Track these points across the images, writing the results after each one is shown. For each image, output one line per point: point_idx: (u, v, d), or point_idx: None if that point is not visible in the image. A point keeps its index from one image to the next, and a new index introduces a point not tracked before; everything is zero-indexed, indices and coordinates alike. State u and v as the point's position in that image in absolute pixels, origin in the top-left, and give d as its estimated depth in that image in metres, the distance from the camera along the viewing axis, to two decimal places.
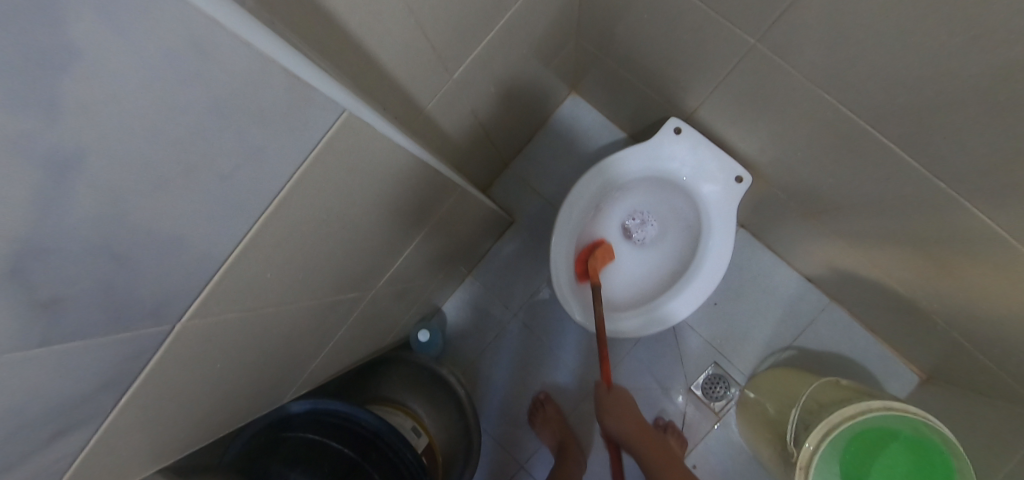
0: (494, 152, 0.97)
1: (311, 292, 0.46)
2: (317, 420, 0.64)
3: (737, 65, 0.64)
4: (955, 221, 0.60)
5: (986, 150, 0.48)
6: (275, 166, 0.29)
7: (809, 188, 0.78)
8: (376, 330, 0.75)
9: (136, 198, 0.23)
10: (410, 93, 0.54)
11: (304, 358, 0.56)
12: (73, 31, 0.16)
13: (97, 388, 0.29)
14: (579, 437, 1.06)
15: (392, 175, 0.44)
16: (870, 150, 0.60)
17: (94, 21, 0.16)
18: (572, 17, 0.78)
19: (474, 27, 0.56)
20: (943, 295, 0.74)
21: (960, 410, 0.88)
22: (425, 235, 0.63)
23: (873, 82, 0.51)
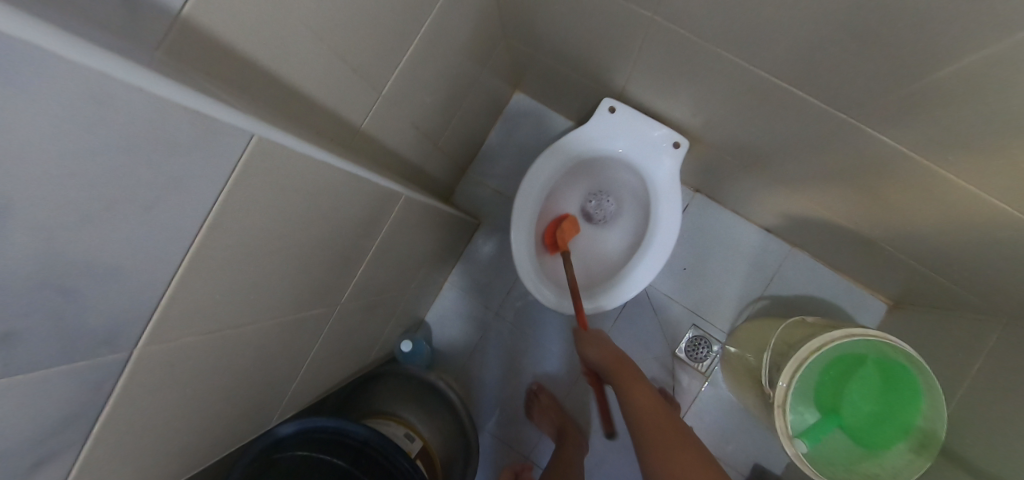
0: (448, 159, 1.01)
1: (271, 312, 0.49)
2: (307, 438, 0.66)
3: (647, 40, 0.69)
4: (870, 149, 0.64)
5: (867, 81, 0.52)
6: (196, 192, 0.32)
7: (744, 144, 0.83)
8: (356, 345, 0.78)
9: (66, 234, 0.25)
10: (343, 114, 0.57)
11: (282, 378, 0.59)
12: None
13: (66, 418, 0.32)
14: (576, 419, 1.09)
15: (328, 190, 0.47)
16: (780, 97, 0.65)
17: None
18: (495, 21, 0.82)
19: (393, 45, 0.59)
20: (886, 221, 0.78)
21: (930, 330, 0.92)
22: (384, 247, 0.66)
23: (760, 35, 0.55)
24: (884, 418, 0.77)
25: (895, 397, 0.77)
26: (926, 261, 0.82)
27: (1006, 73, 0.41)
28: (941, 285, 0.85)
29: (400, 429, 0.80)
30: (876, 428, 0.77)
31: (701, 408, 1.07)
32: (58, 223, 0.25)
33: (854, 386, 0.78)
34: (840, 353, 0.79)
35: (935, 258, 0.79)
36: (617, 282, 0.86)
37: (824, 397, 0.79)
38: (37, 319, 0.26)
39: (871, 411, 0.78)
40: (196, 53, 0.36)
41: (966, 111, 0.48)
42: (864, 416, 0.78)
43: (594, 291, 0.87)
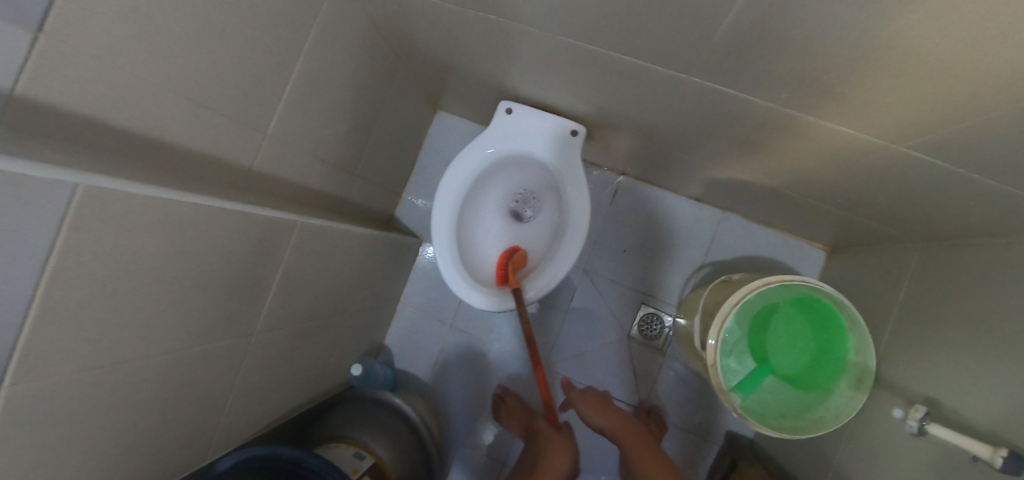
0: (375, 186, 1.06)
1: (166, 346, 0.52)
2: (243, 468, 0.67)
3: (515, 42, 0.73)
4: (728, 105, 0.67)
5: (689, 43, 0.56)
6: (24, 242, 0.34)
7: (637, 122, 0.87)
8: (298, 374, 0.81)
9: None
10: (227, 158, 0.62)
11: (206, 412, 0.62)
12: None
13: None
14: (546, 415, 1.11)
15: (200, 226, 0.51)
16: (638, 72, 0.68)
17: None
18: (385, 50, 0.87)
19: (265, 87, 0.64)
20: (782, 168, 0.80)
21: (860, 268, 0.93)
22: (295, 274, 0.70)
23: (589, 18, 0.59)
24: (823, 367, 0.79)
25: (836, 346, 0.78)
26: (835, 202, 0.84)
27: (780, 12, 0.45)
28: (858, 222, 0.87)
29: (349, 450, 0.83)
30: (813, 377, 0.79)
31: (664, 382, 1.11)
32: None
33: (783, 340, 0.82)
34: (763, 308, 0.83)
35: (838, 196, 0.81)
36: (539, 276, 0.89)
37: (756, 352, 0.84)
38: None
39: (807, 363, 0.80)
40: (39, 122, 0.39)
41: (774, 54, 0.51)
42: (797, 370, 0.81)
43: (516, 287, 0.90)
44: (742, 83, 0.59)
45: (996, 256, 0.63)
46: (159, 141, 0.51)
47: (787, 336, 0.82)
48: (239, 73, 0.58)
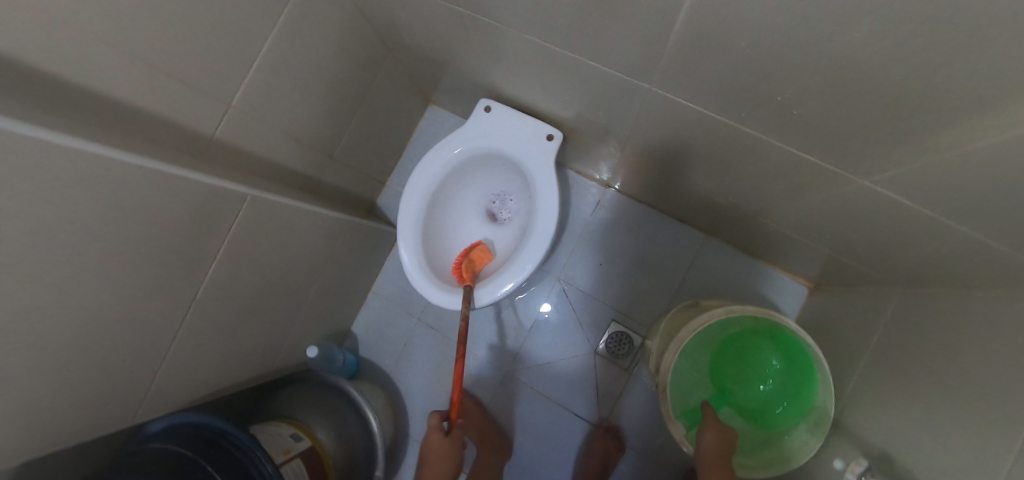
0: (356, 172, 1.06)
1: (94, 299, 0.53)
2: (171, 432, 0.68)
3: (494, 38, 0.72)
4: (695, 119, 0.65)
5: (650, 48, 0.53)
6: None
7: (614, 132, 0.85)
8: (246, 347, 0.82)
9: None
10: (187, 124, 0.62)
11: (133, 371, 0.62)
12: None
13: None
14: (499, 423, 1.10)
15: (135, 186, 0.52)
16: (608, 78, 0.66)
17: None
18: (370, 36, 0.88)
19: (233, 59, 0.64)
20: (758, 193, 0.77)
21: (838, 308, 0.89)
22: (244, 246, 0.71)
23: (555, 15, 0.57)
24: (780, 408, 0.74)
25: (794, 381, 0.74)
26: (812, 234, 0.80)
27: (726, 21, 0.42)
28: (836, 259, 0.83)
29: (287, 430, 0.82)
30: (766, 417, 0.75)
31: (626, 404, 1.07)
32: None
33: (744, 371, 0.78)
34: (726, 337, 0.80)
35: (814, 229, 0.77)
36: (499, 277, 0.87)
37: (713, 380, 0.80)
38: None
39: (762, 400, 0.76)
40: None
41: (731, 66, 0.49)
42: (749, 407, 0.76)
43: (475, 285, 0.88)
44: (705, 96, 0.57)
45: (966, 307, 0.59)
46: (113, 100, 0.52)
47: (748, 367, 0.78)
48: (205, 42, 0.59)
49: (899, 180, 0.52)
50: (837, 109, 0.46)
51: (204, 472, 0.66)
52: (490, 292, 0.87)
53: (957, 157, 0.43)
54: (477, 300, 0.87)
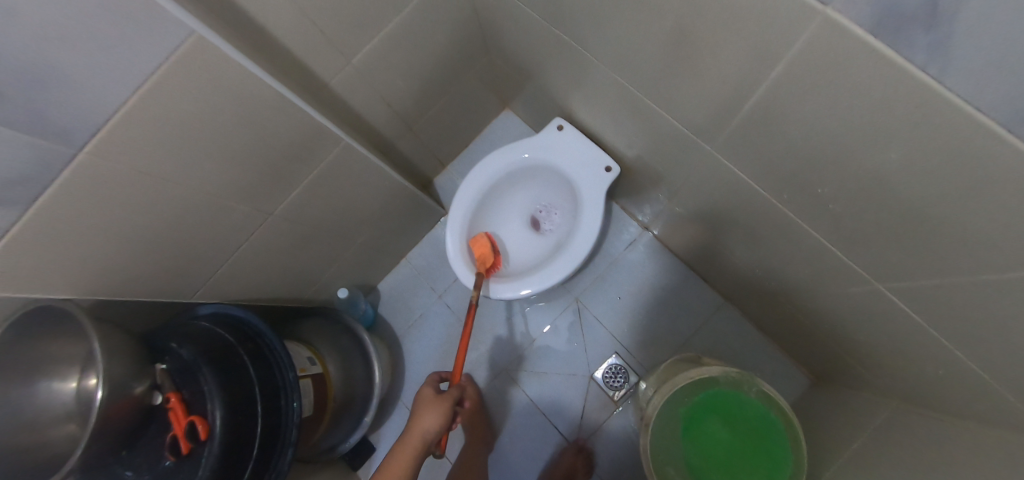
0: (426, 148, 1.17)
1: (204, 186, 0.64)
2: (217, 319, 0.77)
3: (582, 67, 0.81)
4: (742, 188, 0.71)
5: (714, 115, 0.61)
6: (144, 55, 0.48)
7: (665, 181, 0.92)
8: (291, 270, 0.92)
9: (46, 40, 0.41)
10: (311, 67, 0.73)
11: (207, 257, 0.73)
12: None
13: (18, 179, 0.47)
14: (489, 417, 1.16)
15: (265, 108, 0.62)
16: (673, 131, 0.74)
17: None
18: (477, 36, 0.98)
19: (364, 26, 0.75)
20: (784, 272, 0.81)
21: (832, 405, 0.91)
22: (322, 183, 0.81)
23: (642, 66, 0.65)
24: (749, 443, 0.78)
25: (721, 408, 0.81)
26: (824, 327, 0.84)
27: (787, 110, 0.49)
28: (843, 358, 0.86)
29: (305, 352, 0.90)
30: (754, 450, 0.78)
31: (605, 433, 1.11)
32: (35, 33, 0.40)
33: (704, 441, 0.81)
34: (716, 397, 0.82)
35: (826, 321, 0.81)
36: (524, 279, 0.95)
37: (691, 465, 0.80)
38: (12, 90, 0.42)
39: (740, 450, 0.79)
40: None
41: (784, 150, 0.55)
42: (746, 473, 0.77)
43: (500, 281, 0.97)
44: (757, 170, 0.63)
45: (949, 431, 0.62)
46: (267, 33, 0.64)
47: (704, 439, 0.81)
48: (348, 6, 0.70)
49: (909, 293, 0.56)
50: (864, 211, 0.52)
51: (238, 358, 0.71)
52: (512, 290, 0.95)
53: (962, 284, 0.47)
54: (498, 293, 0.95)
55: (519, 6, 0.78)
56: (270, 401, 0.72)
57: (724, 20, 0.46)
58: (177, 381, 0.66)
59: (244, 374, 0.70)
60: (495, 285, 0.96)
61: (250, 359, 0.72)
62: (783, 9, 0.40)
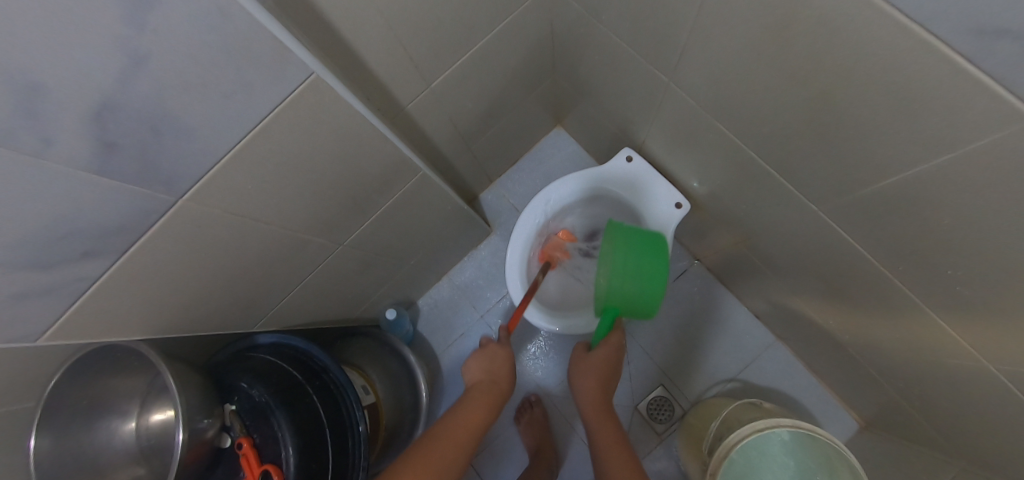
0: (478, 165, 1.13)
1: (284, 222, 0.60)
2: (279, 350, 0.74)
3: (669, 104, 0.78)
4: (835, 247, 0.68)
5: (832, 178, 0.58)
6: (261, 98, 0.43)
7: (735, 221, 0.90)
8: (346, 293, 0.89)
9: (169, 91, 0.37)
10: (392, 92, 0.69)
11: (276, 287, 0.69)
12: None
13: (116, 229, 0.44)
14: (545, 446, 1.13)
15: (358, 144, 0.58)
16: (766, 180, 0.71)
17: None
18: (547, 56, 0.94)
19: (449, 51, 0.70)
20: (859, 329, 0.80)
21: (889, 457, 0.90)
22: (391, 211, 0.77)
23: (752, 116, 0.62)
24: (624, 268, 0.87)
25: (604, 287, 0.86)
26: (892, 382, 0.82)
27: (937, 194, 0.47)
28: (907, 413, 0.85)
29: (358, 380, 0.87)
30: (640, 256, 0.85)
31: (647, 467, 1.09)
32: (160, 80, 0.36)
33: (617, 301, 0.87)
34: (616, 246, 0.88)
35: (899, 379, 0.80)
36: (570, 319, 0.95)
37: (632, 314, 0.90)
38: (127, 140, 0.38)
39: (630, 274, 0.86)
40: (296, 11, 0.47)
41: (913, 228, 0.53)
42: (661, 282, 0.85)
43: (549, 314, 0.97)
44: (864, 237, 0.61)
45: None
46: (360, 61, 0.59)
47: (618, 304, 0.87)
48: (440, 32, 0.65)
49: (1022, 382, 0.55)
50: (996, 302, 0.50)
51: (308, 398, 0.68)
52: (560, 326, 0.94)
53: None
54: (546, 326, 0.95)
55: (611, 37, 0.74)
56: (340, 442, 0.69)
57: (890, 99, 0.44)
58: (246, 423, 0.63)
59: (315, 416, 0.67)
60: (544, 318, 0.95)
61: (319, 398, 0.70)
62: (978, 106, 0.37)
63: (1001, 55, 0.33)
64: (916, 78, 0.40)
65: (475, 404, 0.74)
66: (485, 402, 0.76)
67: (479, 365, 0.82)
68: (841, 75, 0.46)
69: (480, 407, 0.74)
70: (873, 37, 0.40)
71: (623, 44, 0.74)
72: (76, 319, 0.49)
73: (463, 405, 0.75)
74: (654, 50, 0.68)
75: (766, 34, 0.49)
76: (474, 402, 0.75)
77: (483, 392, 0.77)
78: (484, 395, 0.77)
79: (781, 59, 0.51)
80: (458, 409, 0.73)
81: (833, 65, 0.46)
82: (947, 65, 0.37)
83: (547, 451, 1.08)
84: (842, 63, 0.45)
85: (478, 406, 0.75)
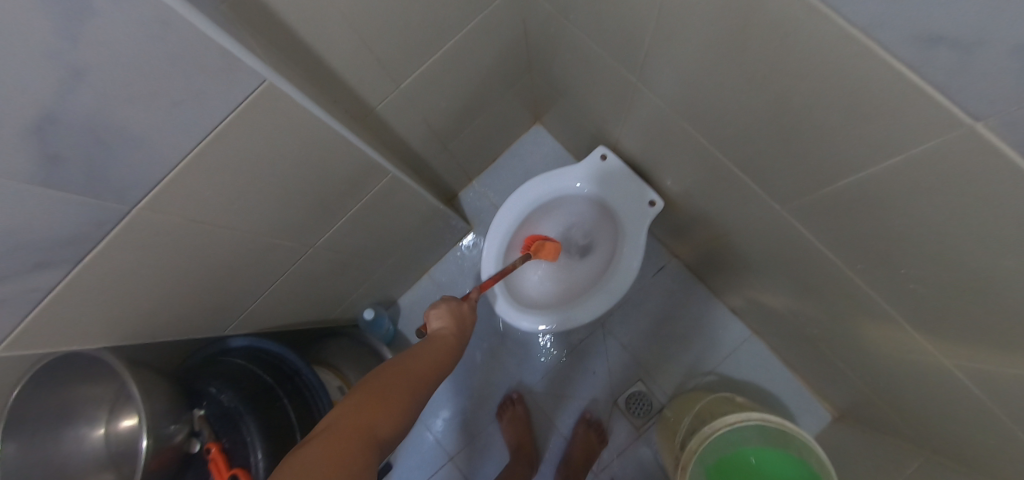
0: (456, 163, 1.13)
1: (250, 227, 0.60)
2: (252, 354, 0.74)
3: (640, 103, 0.78)
4: (801, 244, 0.69)
5: (793, 179, 0.59)
6: (212, 106, 0.43)
7: (709, 218, 0.90)
8: (322, 296, 0.88)
9: (112, 102, 0.37)
10: (360, 94, 0.68)
11: (246, 292, 0.69)
12: (97, 9, 0.31)
13: (67, 240, 0.43)
14: None
15: (321, 147, 0.58)
16: (734, 179, 0.72)
17: (109, 7, 0.31)
18: (522, 55, 0.93)
19: (418, 51, 0.69)
20: (827, 324, 0.81)
21: (860, 448, 0.92)
22: (363, 213, 0.77)
23: (717, 117, 0.63)
24: None
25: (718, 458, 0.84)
26: (860, 375, 0.84)
27: (890, 196, 0.48)
28: (875, 404, 0.86)
29: (335, 381, 0.88)
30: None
31: (626, 461, 1.10)
32: (102, 92, 0.35)
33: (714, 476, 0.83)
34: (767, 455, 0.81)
35: (867, 372, 0.81)
36: (548, 315, 0.95)
37: None
38: (71, 152, 0.37)
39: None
40: (250, 16, 0.46)
41: (871, 229, 0.54)
42: None
43: (526, 311, 0.96)
44: (826, 236, 0.62)
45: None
46: (324, 64, 0.59)
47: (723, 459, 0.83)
48: (407, 32, 0.65)
49: (977, 376, 0.56)
50: (948, 299, 0.51)
51: (278, 402, 0.70)
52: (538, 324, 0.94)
53: None
54: (523, 324, 0.95)
55: (581, 36, 0.75)
56: None
57: (840, 103, 0.44)
58: (215, 429, 0.64)
59: (285, 420, 0.68)
60: (520, 315, 0.95)
61: (289, 401, 0.71)
62: (921, 114, 0.38)
63: (941, 64, 0.33)
64: (864, 84, 0.40)
65: (431, 352, 0.64)
66: (442, 352, 0.65)
67: (445, 314, 0.73)
68: (795, 79, 0.47)
69: (436, 356, 0.64)
70: (821, 44, 0.41)
71: (594, 45, 0.74)
72: (33, 330, 0.48)
73: (420, 350, 0.64)
74: (622, 52, 0.68)
75: (725, 39, 0.50)
76: (431, 349, 0.65)
77: (442, 343, 0.68)
78: (442, 347, 0.67)
79: (739, 63, 0.51)
80: (411, 352, 0.63)
81: (789, 69, 0.46)
82: (892, 71, 0.37)
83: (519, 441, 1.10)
84: (796, 68, 0.45)
85: (437, 354, 0.65)
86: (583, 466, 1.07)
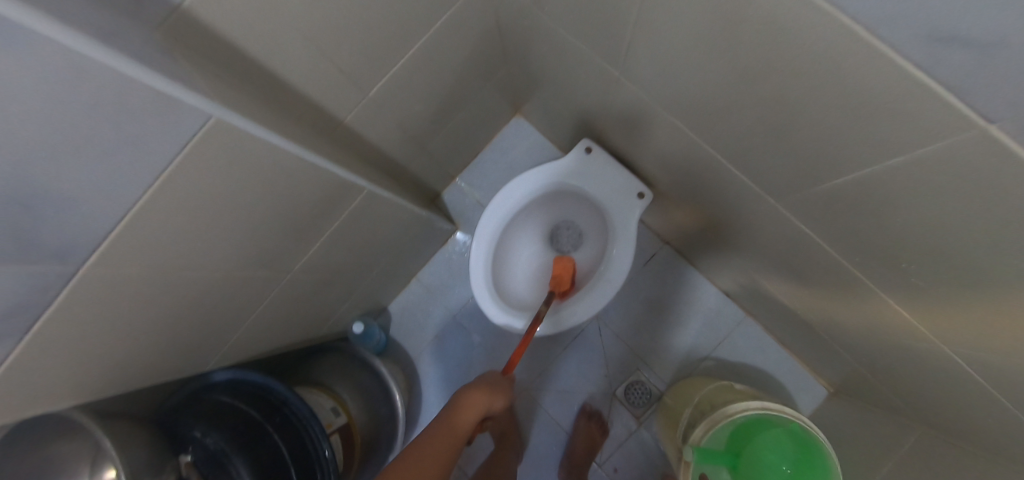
0: (436, 163, 1.09)
1: (218, 264, 0.56)
2: (235, 388, 0.71)
3: (624, 95, 0.74)
4: (794, 235, 0.68)
5: (787, 172, 0.57)
6: (155, 150, 0.39)
7: (700, 207, 0.88)
8: (307, 315, 0.85)
9: (35, 164, 0.32)
10: (327, 108, 0.63)
11: (224, 326, 0.66)
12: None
13: (8, 311, 0.39)
14: (522, 435, 1.14)
15: (285, 173, 0.54)
16: (724, 171, 0.70)
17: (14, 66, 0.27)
18: (497, 46, 0.88)
19: (383, 55, 0.64)
20: (822, 308, 0.81)
21: (855, 422, 0.93)
22: (340, 231, 0.73)
23: (705, 110, 0.60)
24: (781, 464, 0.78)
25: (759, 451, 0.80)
26: (855, 355, 0.84)
27: (890, 192, 0.45)
28: (870, 382, 0.87)
29: (327, 402, 0.85)
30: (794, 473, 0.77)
31: (628, 450, 1.11)
32: (25, 152, 0.31)
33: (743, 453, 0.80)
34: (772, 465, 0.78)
35: (863, 353, 0.82)
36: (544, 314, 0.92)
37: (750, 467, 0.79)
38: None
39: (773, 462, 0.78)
40: (191, 42, 0.42)
41: (871, 222, 0.52)
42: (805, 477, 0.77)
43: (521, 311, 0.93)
44: (822, 227, 0.60)
45: (966, 463, 0.65)
46: (283, 81, 0.54)
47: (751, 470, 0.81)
48: (370, 36, 0.59)
49: (975, 362, 0.55)
50: (946, 289, 0.50)
51: (267, 439, 0.68)
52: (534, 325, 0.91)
53: None
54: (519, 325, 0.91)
55: (557, 28, 0.70)
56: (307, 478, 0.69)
57: (837, 101, 0.42)
58: (204, 473, 0.64)
59: (275, 456, 0.67)
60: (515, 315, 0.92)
61: (279, 434, 0.69)
62: (927, 115, 0.35)
63: (954, 64, 0.30)
64: (865, 82, 0.38)
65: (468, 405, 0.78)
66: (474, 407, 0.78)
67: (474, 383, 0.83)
68: (788, 76, 0.44)
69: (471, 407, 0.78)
70: (819, 40, 0.38)
71: (572, 36, 0.70)
72: None
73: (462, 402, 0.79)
74: (603, 42, 0.64)
75: (714, 35, 0.47)
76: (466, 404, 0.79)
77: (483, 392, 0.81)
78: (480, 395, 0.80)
79: (728, 57, 0.48)
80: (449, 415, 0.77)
81: (782, 65, 0.43)
82: (897, 69, 0.34)
83: (514, 436, 1.10)
84: (790, 65, 0.42)
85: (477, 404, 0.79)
86: (585, 458, 1.07)
